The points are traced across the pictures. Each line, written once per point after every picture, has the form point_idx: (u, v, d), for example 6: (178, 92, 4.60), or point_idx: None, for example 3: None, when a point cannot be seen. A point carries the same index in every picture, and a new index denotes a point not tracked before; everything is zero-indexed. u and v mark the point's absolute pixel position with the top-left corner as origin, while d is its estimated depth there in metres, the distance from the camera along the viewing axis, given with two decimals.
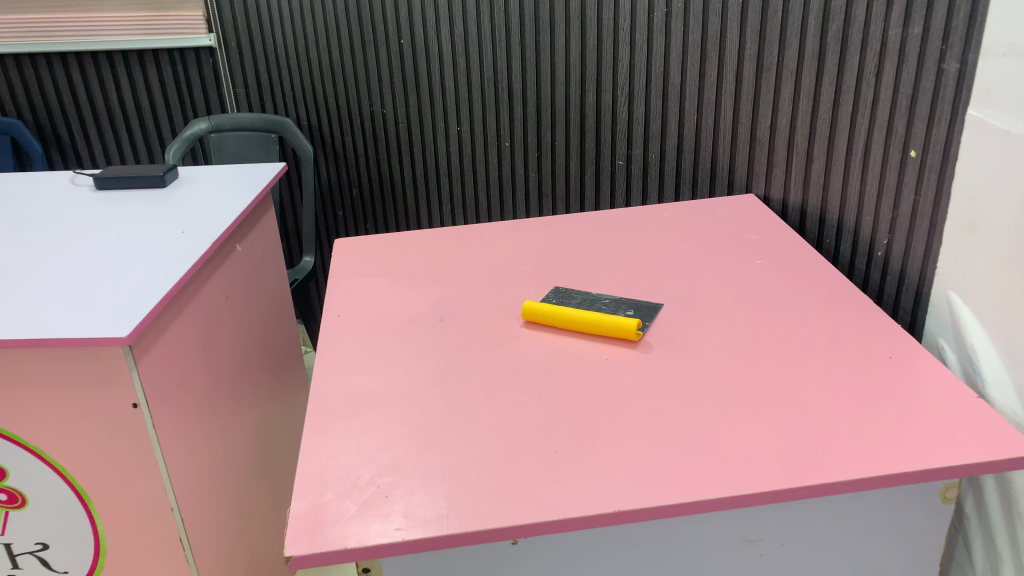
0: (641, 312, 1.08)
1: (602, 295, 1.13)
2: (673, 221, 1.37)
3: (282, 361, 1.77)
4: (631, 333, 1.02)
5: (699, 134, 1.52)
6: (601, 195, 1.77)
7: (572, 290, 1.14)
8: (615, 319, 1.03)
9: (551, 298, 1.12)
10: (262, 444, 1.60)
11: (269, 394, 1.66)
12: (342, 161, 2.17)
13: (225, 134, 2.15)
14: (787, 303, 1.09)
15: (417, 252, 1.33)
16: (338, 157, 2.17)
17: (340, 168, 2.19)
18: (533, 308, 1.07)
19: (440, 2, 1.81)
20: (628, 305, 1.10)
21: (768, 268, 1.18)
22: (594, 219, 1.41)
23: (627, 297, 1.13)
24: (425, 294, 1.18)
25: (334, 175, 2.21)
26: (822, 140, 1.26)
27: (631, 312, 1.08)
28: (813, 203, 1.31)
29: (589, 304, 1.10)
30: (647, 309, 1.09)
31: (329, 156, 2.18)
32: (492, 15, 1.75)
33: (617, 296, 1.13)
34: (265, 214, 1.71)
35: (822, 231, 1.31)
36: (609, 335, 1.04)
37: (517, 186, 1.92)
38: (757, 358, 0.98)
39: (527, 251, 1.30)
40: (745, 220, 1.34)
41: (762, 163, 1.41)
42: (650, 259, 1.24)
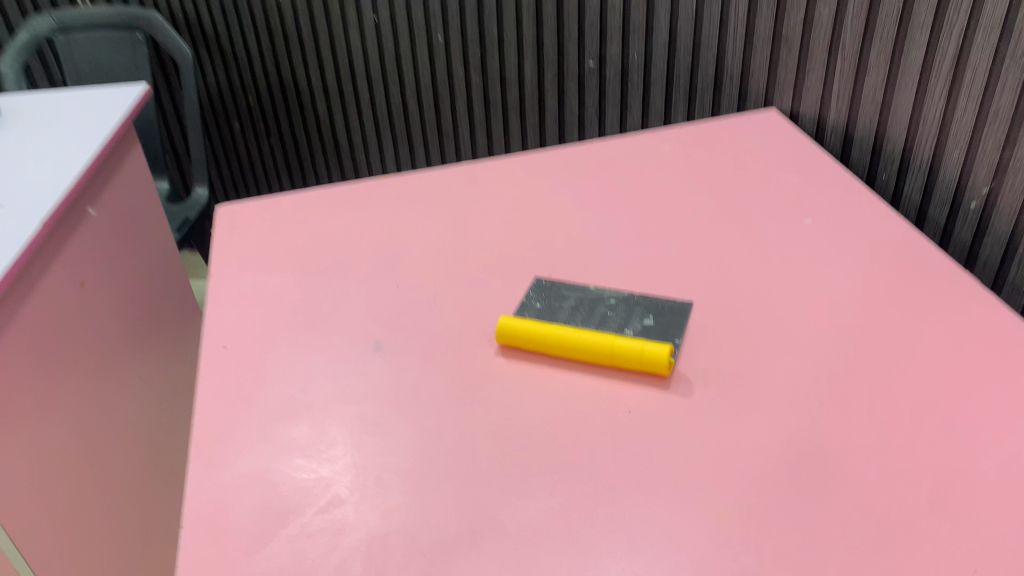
0: (666, 321, 0.76)
1: (606, 294, 0.80)
2: (677, 157, 1.03)
3: (174, 337, 1.40)
4: (662, 363, 0.69)
5: (699, 27, 1.14)
6: (567, 104, 1.40)
7: (563, 287, 0.81)
8: (635, 344, 0.71)
9: (534, 303, 0.80)
10: (144, 454, 1.26)
11: (154, 388, 1.30)
12: (232, 62, 1.72)
13: (75, 34, 1.66)
14: (863, 293, 0.78)
15: (333, 222, 0.96)
16: (225, 57, 1.72)
17: (229, 70, 1.74)
18: (511, 327, 0.74)
19: None
20: (646, 309, 0.78)
21: (823, 233, 0.87)
22: (570, 156, 1.06)
23: (641, 293, 0.80)
24: (353, 300, 0.83)
25: (223, 80, 1.77)
26: (887, 41, 0.93)
27: (652, 325, 0.75)
28: (864, 126, 1.00)
29: (591, 312, 0.78)
30: (673, 313, 0.77)
31: (214, 57, 1.73)
32: None
33: (626, 292, 0.80)
34: (131, 152, 1.30)
35: (875, 163, 1.01)
36: (625, 367, 0.72)
37: (458, 93, 1.52)
38: (844, 399, 0.68)
39: (488, 213, 0.95)
40: (774, 155, 1.00)
41: (789, 68, 1.06)
42: (659, 223, 0.90)
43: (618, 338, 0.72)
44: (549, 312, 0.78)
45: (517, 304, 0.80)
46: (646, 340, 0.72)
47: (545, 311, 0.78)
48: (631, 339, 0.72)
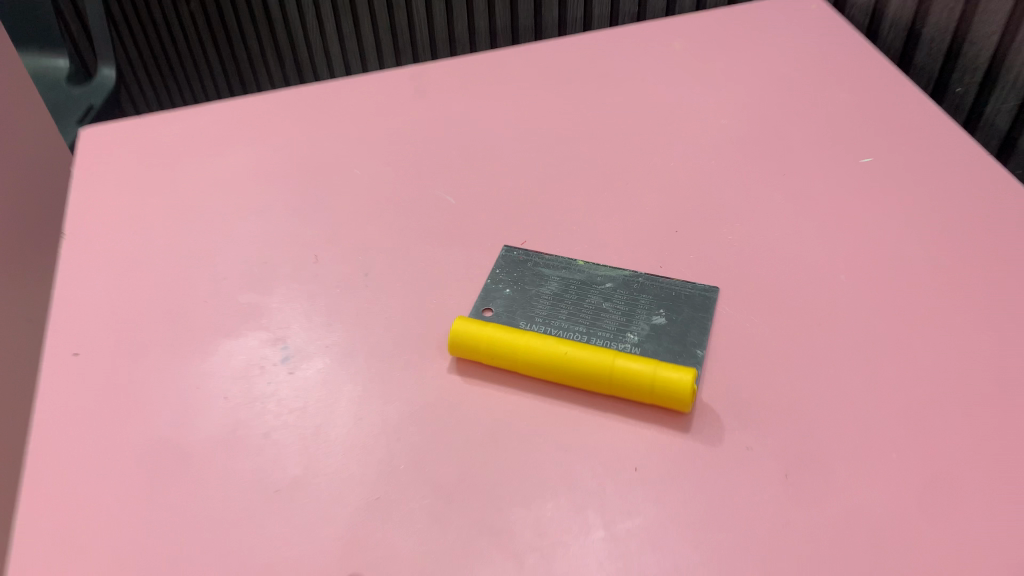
0: (684, 320, 0.55)
1: (602, 275, 0.59)
2: (690, 62, 0.79)
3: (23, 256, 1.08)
4: (682, 399, 0.49)
5: None
6: None
7: (544, 265, 0.60)
8: (642, 368, 0.50)
9: (504, 291, 0.58)
10: None
11: None
12: None
13: None
14: (948, 272, 0.58)
15: (235, 154, 0.72)
16: None
17: None
18: (469, 338, 0.53)
19: None
20: (656, 299, 0.57)
21: (889, 178, 0.65)
22: (551, 56, 0.81)
23: (649, 274, 0.59)
24: (257, 281, 0.61)
25: None
26: None
27: (664, 328, 0.55)
28: (936, 21, 0.75)
29: (580, 304, 0.56)
30: (693, 306, 0.56)
31: None
32: None
33: (628, 272, 0.59)
34: None
35: (950, 72, 0.76)
36: (628, 397, 0.51)
37: None
38: (936, 437, 0.49)
39: (442, 141, 0.71)
40: (816, 61, 0.77)
41: None
42: (670, 163, 0.68)
43: (620, 357, 0.51)
44: (525, 306, 0.57)
45: (481, 291, 0.59)
46: (658, 360, 0.51)
47: (518, 304, 0.57)
48: (638, 360, 0.51)
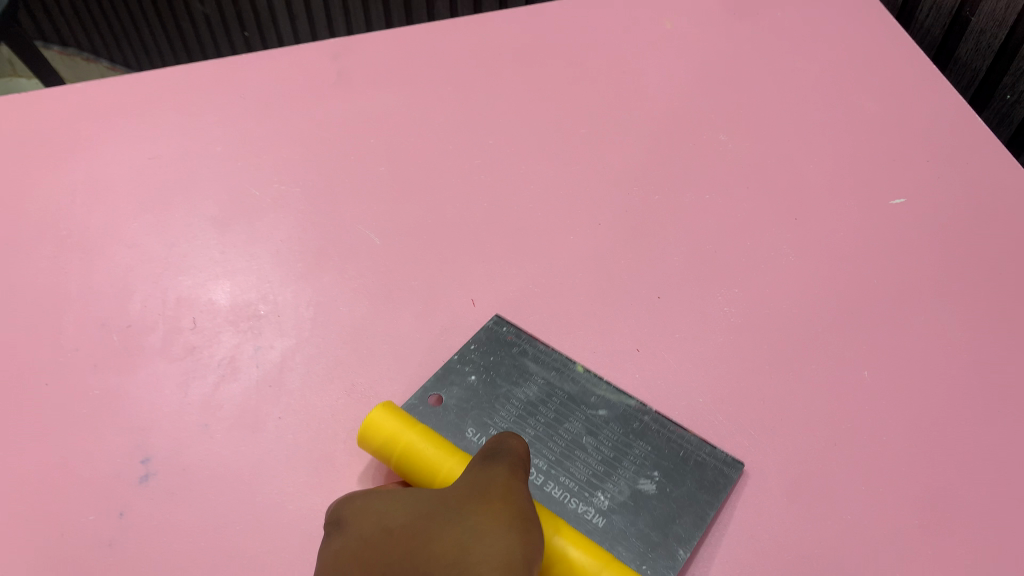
0: (679, 498, 0.40)
1: (598, 397, 0.44)
2: (683, 47, 0.65)
3: None
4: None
5: None
6: None
7: (531, 358, 0.45)
8: (586, 561, 0.35)
9: (467, 378, 0.44)
10: None
11: None
12: None
13: None
14: (998, 368, 0.47)
15: (104, 150, 0.56)
16: None
17: None
18: (381, 440, 0.40)
19: None
20: (654, 456, 0.41)
21: (921, 225, 0.53)
22: (514, 30, 0.66)
23: (659, 414, 0.44)
24: (115, 355, 0.46)
25: None
26: None
27: (651, 495, 0.40)
28: (989, 11, 0.62)
29: (553, 428, 0.42)
30: (699, 480, 0.41)
31: None
32: None
33: (633, 403, 0.44)
34: None
35: (1000, 73, 0.64)
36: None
37: None
38: None
39: (373, 145, 0.57)
40: (836, 57, 0.64)
41: None
42: (657, 195, 0.54)
43: (560, 533, 0.36)
44: (484, 409, 0.43)
45: (438, 371, 0.45)
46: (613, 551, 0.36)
47: (477, 403, 0.43)
48: (584, 551, 0.36)
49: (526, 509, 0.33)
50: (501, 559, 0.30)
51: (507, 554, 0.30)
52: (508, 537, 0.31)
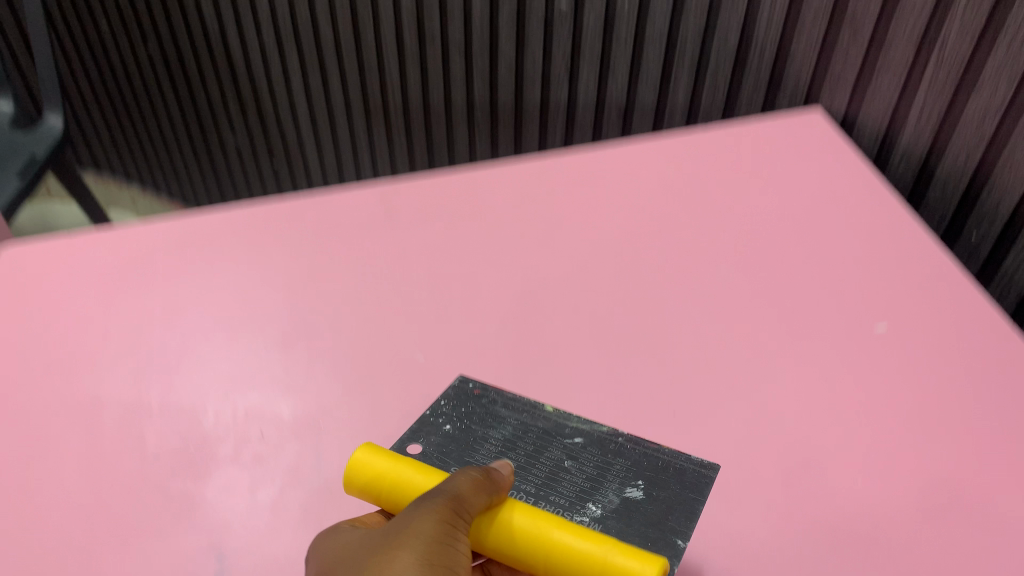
0: (666, 498, 0.47)
1: (570, 428, 0.52)
2: (684, 194, 0.74)
3: None
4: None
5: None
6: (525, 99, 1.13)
7: (500, 405, 0.53)
8: (586, 547, 0.42)
9: (445, 427, 0.52)
10: None
11: None
12: None
13: None
14: (982, 474, 0.51)
15: (181, 284, 0.64)
16: None
17: None
18: (368, 476, 0.46)
19: None
20: (635, 468, 0.49)
21: (903, 345, 0.59)
22: (536, 181, 0.76)
23: (631, 435, 0.52)
24: (193, 462, 0.52)
25: None
26: (1009, 52, 0.65)
27: (638, 499, 0.47)
28: (953, 161, 0.72)
29: (531, 465, 0.49)
30: (681, 483, 0.48)
31: None
32: None
33: (606, 429, 0.52)
34: None
35: (964, 217, 0.73)
36: None
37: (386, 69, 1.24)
38: None
39: (416, 278, 0.65)
40: (821, 201, 0.73)
41: (851, 60, 0.78)
42: (668, 323, 0.61)
43: (559, 528, 0.43)
44: (466, 450, 0.50)
45: (416, 423, 0.52)
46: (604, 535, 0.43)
47: (458, 447, 0.50)
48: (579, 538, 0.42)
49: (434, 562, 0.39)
50: None
51: None
52: None
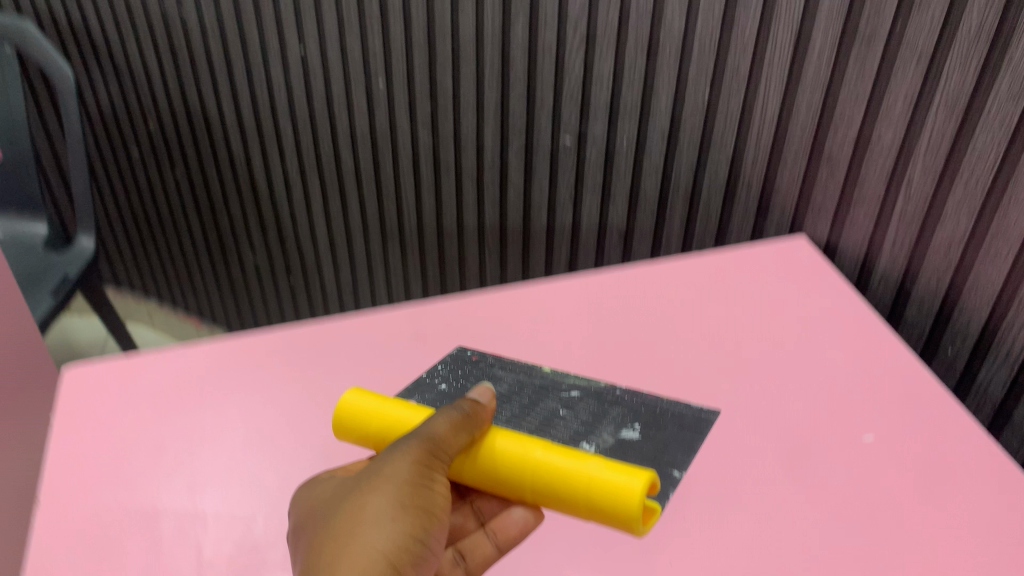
0: (664, 437, 0.66)
1: (562, 385, 0.72)
2: (683, 316, 0.81)
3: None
4: (622, 499, 0.54)
5: (709, 135, 0.95)
6: (534, 227, 1.22)
7: (496, 369, 0.73)
8: (563, 461, 0.58)
9: (444, 386, 0.71)
10: None
11: None
12: (142, 105, 1.52)
13: None
14: (964, 571, 0.56)
15: (230, 405, 0.70)
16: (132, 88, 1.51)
17: (141, 117, 1.54)
18: (353, 411, 0.63)
19: None
20: (632, 414, 0.68)
21: (889, 455, 0.65)
22: (549, 306, 0.83)
23: (626, 389, 0.72)
24: (246, 567, 0.57)
25: (137, 130, 1.57)
26: (967, 189, 0.74)
27: (636, 434, 0.66)
28: (925, 283, 0.80)
29: (533, 407, 0.69)
30: (677, 426, 0.68)
31: (115, 85, 1.52)
32: None
33: (604, 386, 0.72)
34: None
35: (940, 333, 0.81)
36: (561, 494, 0.57)
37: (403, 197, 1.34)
38: None
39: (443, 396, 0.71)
40: (809, 320, 0.80)
41: (829, 194, 0.87)
42: (675, 436, 0.67)
43: (543, 451, 0.59)
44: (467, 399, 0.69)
45: (422, 386, 0.71)
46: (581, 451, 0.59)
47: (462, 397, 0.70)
48: (563, 456, 0.58)
49: (403, 501, 0.52)
50: (359, 543, 0.50)
51: (366, 543, 0.50)
52: (372, 529, 0.51)
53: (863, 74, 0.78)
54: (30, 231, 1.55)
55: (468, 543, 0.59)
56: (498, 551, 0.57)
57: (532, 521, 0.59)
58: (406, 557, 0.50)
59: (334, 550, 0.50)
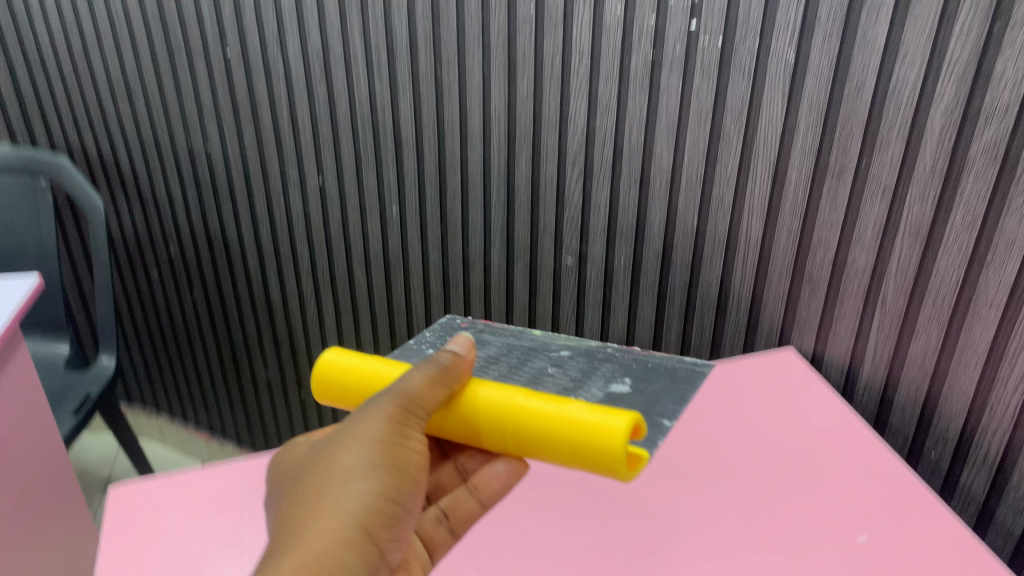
0: (653, 383, 0.81)
1: (553, 356, 0.89)
2: (683, 426, 0.87)
3: None
4: (598, 430, 0.65)
5: (700, 257, 1.03)
6: None
7: (494, 346, 0.92)
8: (544, 402, 0.70)
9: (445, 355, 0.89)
10: None
11: None
12: (167, 230, 1.62)
13: None
14: None
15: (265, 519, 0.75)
16: (157, 214, 1.61)
17: (165, 241, 1.64)
18: (331, 369, 0.82)
19: (298, 71, 1.27)
20: (619, 369, 0.85)
21: (881, 555, 0.70)
22: None
23: (613, 356, 0.88)
24: None
25: (159, 252, 1.66)
26: (937, 306, 0.81)
27: (625, 381, 0.82)
28: (906, 391, 0.87)
29: (527, 365, 0.86)
30: (669, 376, 0.83)
31: (143, 212, 1.63)
32: (370, 95, 1.23)
33: (588, 354, 0.89)
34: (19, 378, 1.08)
35: (922, 438, 0.87)
36: (551, 434, 0.68)
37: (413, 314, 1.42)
38: None
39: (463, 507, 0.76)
40: (800, 427, 0.86)
41: (813, 310, 0.95)
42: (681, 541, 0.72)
43: (526, 398, 0.71)
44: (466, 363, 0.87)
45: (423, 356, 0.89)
46: (575, 401, 0.70)
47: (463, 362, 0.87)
48: (545, 402, 0.70)
49: (375, 459, 0.63)
50: (338, 497, 0.61)
51: (344, 497, 0.61)
52: (349, 488, 0.62)
53: (837, 206, 0.87)
54: (54, 351, 1.62)
55: (448, 505, 0.76)
56: (480, 505, 0.76)
57: (507, 474, 0.77)
58: (378, 512, 0.61)
59: (315, 505, 0.61)
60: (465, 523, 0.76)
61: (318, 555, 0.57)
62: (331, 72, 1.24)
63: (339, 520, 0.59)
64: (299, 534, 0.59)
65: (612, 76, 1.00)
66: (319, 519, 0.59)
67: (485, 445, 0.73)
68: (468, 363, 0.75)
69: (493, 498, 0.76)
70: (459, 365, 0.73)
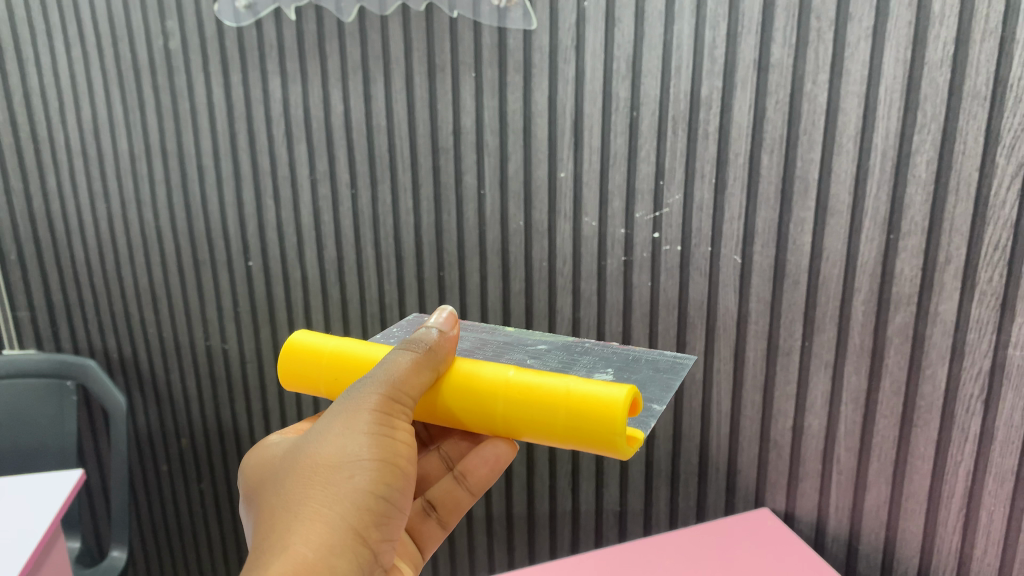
0: (640, 375, 0.86)
1: (536, 350, 0.94)
2: None
3: None
4: (596, 403, 0.69)
5: (678, 429, 1.16)
6: (537, 518, 1.35)
7: (475, 343, 0.96)
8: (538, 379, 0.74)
9: None
10: None
11: None
12: (180, 422, 1.73)
13: (16, 383, 1.64)
14: None
15: None
16: (172, 409, 1.73)
17: (178, 432, 1.74)
18: (303, 353, 0.86)
19: (315, 279, 1.45)
20: (604, 363, 0.89)
21: None
22: None
23: (595, 355, 0.93)
24: None
25: (171, 446, 1.76)
26: (885, 464, 0.98)
27: (611, 371, 0.86)
28: (869, 542, 1.02)
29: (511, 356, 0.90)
30: (652, 366, 0.90)
31: (156, 407, 1.73)
32: (381, 294, 1.40)
33: (570, 352, 0.93)
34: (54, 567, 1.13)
35: None
36: (548, 404, 0.72)
37: None
38: None
39: None
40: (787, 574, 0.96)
41: (780, 472, 1.08)
42: None
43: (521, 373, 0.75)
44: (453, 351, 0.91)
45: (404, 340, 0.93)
46: (569, 376, 0.74)
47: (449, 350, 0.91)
48: (539, 377, 0.74)
49: (361, 453, 0.68)
50: (327, 495, 0.66)
51: (332, 494, 0.66)
52: (338, 485, 0.66)
53: (790, 380, 1.03)
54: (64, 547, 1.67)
55: (437, 496, 0.87)
56: (468, 491, 0.86)
57: (494, 464, 0.85)
58: (367, 505, 0.66)
59: (306, 505, 0.65)
60: (453, 509, 0.87)
61: (308, 552, 0.62)
62: (344, 280, 1.42)
63: (329, 518, 0.64)
64: (289, 535, 0.63)
65: (593, 277, 1.18)
66: (309, 516, 0.64)
67: (478, 425, 0.77)
68: (451, 341, 0.79)
69: (479, 483, 0.86)
70: (442, 345, 0.78)
